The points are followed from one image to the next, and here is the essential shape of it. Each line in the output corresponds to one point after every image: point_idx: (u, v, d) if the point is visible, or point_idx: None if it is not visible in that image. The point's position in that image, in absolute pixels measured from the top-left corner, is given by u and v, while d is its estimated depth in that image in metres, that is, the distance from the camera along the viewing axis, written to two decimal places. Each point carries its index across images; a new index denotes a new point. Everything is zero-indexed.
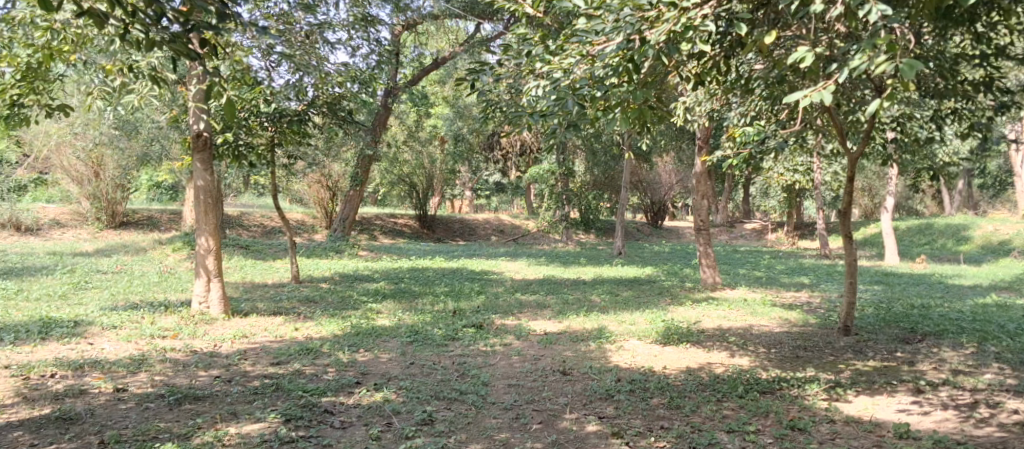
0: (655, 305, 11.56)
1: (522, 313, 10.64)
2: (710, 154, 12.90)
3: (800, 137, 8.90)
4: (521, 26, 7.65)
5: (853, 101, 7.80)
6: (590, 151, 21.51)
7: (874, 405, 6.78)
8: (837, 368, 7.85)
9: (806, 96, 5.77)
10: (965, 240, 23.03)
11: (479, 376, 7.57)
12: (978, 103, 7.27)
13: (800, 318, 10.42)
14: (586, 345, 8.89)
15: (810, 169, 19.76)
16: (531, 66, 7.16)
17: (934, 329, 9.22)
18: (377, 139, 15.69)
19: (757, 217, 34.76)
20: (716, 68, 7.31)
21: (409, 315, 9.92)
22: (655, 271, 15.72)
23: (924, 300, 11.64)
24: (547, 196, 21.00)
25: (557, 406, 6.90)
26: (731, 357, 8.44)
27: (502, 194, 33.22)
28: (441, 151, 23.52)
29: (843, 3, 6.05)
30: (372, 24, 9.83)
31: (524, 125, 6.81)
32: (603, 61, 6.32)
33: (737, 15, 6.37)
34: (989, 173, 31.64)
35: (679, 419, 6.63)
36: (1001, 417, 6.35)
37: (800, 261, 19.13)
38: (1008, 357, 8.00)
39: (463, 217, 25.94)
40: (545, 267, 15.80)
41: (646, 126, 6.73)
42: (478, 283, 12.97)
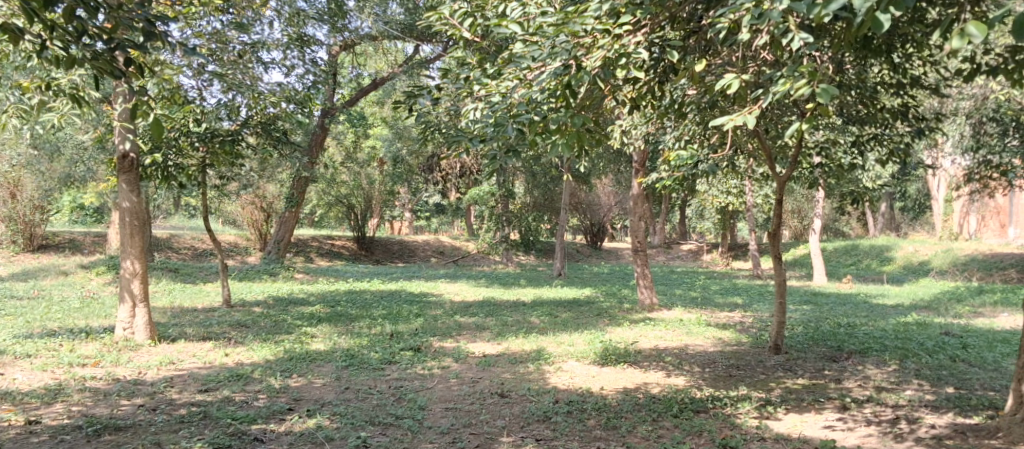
0: (593, 325, 11.64)
1: (461, 336, 10.59)
2: (647, 176, 13.10)
3: (731, 161, 9.13)
4: (459, 50, 7.70)
5: (779, 126, 8.08)
6: (530, 172, 21.59)
7: (802, 423, 6.92)
8: (768, 386, 8.02)
9: (732, 119, 5.95)
10: (888, 261, 23.83)
11: (416, 400, 7.50)
12: (897, 130, 7.61)
13: (733, 337, 10.63)
14: (524, 367, 8.90)
15: (743, 191, 20.08)
16: (470, 89, 7.18)
17: (859, 348, 9.50)
18: (313, 159, 15.50)
19: (693, 238, 35.39)
20: (651, 93, 7.47)
21: (345, 339, 9.78)
22: (594, 292, 15.87)
23: (850, 319, 11.98)
24: (488, 218, 21.26)
25: (493, 429, 6.87)
26: (667, 376, 8.55)
27: (442, 216, 33.12)
28: (380, 172, 23.39)
29: (769, 33, 6.33)
30: (308, 45, 9.73)
31: (462, 148, 6.81)
32: (540, 86, 6.43)
33: (668, 43, 6.60)
34: (910, 196, 32.81)
35: (615, 440, 6.67)
36: (919, 432, 6.48)
37: (735, 281, 19.51)
38: (927, 373, 8.30)
39: (403, 239, 25.76)
40: (485, 289, 15.75)
41: (582, 150, 6.82)
42: (417, 305, 12.86)
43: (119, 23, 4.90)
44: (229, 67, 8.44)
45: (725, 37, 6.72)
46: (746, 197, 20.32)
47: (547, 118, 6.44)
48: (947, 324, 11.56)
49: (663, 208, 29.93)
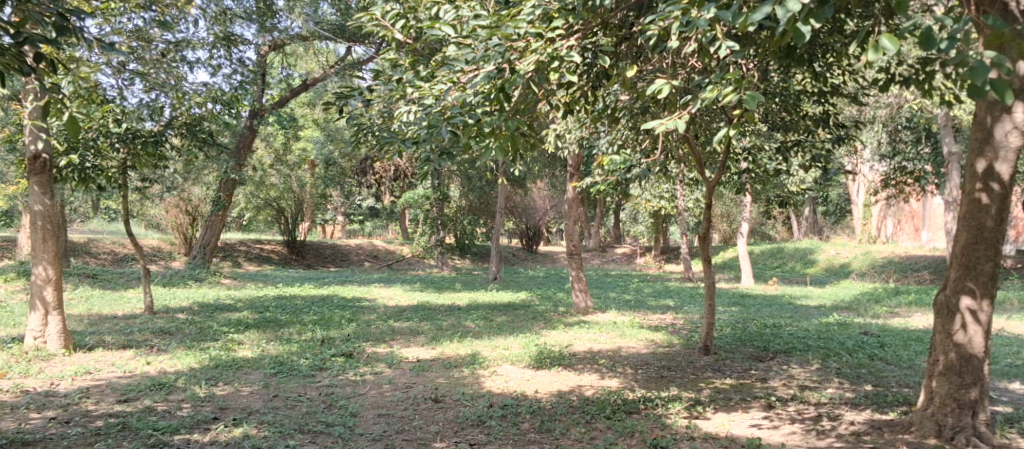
0: (528, 329, 11.67)
1: (394, 340, 10.49)
2: (581, 179, 13.20)
3: (662, 166, 9.24)
4: (391, 51, 7.60)
5: (709, 131, 8.23)
6: (464, 176, 21.52)
7: (730, 422, 7.05)
8: (697, 386, 8.16)
9: (662, 124, 6.04)
10: (812, 263, 24.56)
11: (347, 406, 7.40)
12: (819, 137, 7.86)
13: (665, 339, 10.79)
14: (459, 371, 8.86)
15: (675, 196, 20.46)
16: (403, 91, 7.07)
17: (783, 348, 9.75)
18: (241, 162, 15.15)
19: (627, 241, 35.84)
20: (584, 98, 7.52)
21: (273, 345, 9.58)
22: (529, 295, 15.90)
23: (775, 319, 12.30)
24: (423, 222, 21.00)
25: (426, 435, 6.81)
26: (601, 378, 8.61)
27: (376, 220, 32.77)
28: (311, 176, 23.05)
29: (698, 40, 6.50)
30: (235, 44, 9.50)
31: (395, 150, 6.70)
32: (474, 89, 6.42)
33: (600, 48, 6.68)
34: (832, 202, 33.93)
35: (549, 443, 6.68)
36: (840, 429, 6.65)
37: (667, 284, 19.81)
38: (847, 372, 8.56)
39: (335, 243, 25.40)
40: (419, 293, 15.62)
41: (516, 153, 6.80)
42: (349, 310, 12.71)
43: (28, 18, 4.67)
44: (151, 66, 8.08)
45: (656, 42, 6.84)
46: (677, 200, 20.67)
47: (481, 121, 6.38)
48: (866, 324, 11.96)
49: (597, 212, 30.29)
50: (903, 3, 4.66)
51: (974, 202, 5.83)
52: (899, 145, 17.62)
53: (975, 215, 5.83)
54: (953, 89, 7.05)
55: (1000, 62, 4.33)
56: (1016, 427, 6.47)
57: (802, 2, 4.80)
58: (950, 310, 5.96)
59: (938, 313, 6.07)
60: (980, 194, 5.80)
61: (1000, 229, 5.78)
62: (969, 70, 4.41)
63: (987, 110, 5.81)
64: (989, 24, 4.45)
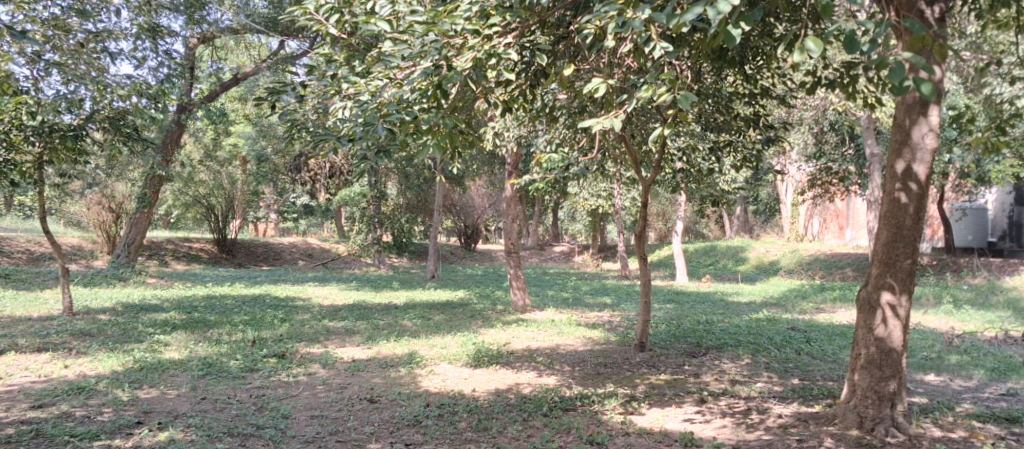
0: (466, 327, 11.61)
1: (329, 340, 10.32)
2: (519, 178, 13.20)
3: (599, 165, 9.28)
4: (325, 46, 7.44)
5: (644, 130, 8.32)
6: (402, 173, 21.29)
7: (664, 417, 7.12)
8: (633, 382, 8.23)
9: (598, 123, 6.06)
10: (743, 261, 25.09)
11: (278, 408, 7.23)
12: (750, 137, 8.04)
13: (602, 336, 10.87)
14: (395, 371, 8.75)
15: (612, 194, 20.65)
16: (338, 87, 6.93)
17: (716, 343, 9.92)
18: (168, 158, 14.68)
19: (565, 239, 36.07)
20: (522, 96, 7.51)
21: (202, 347, 9.31)
22: (467, 294, 15.83)
23: (708, 316, 12.52)
24: (359, 219, 20.72)
25: (361, 436, 6.71)
26: (538, 377, 8.61)
27: (310, 217, 32.27)
28: (242, 173, 22.57)
29: (633, 41, 6.58)
30: (161, 36, 9.20)
31: (329, 147, 6.55)
32: (410, 86, 6.34)
33: (537, 47, 6.70)
34: (762, 201, 34.73)
35: (486, 441, 6.64)
36: (768, 422, 6.78)
37: (604, 282, 19.97)
38: (776, 366, 8.75)
39: (268, 241, 24.91)
40: (355, 292, 15.42)
41: (452, 151, 6.76)
42: (282, 310, 12.44)
43: None
44: (70, 56, 7.91)
45: (592, 42, 6.89)
46: (614, 199, 20.87)
47: (417, 118, 6.30)
48: (794, 320, 12.27)
49: (536, 211, 30.40)
50: (828, 7, 4.78)
51: (894, 201, 5.99)
52: (824, 147, 18.21)
53: (894, 214, 5.99)
54: (876, 92, 7.29)
55: (918, 64, 4.47)
56: (931, 417, 6.70)
57: (732, 4, 4.86)
58: (872, 305, 6.12)
59: (859, 308, 6.23)
60: (899, 194, 5.97)
61: (918, 227, 5.96)
62: (888, 71, 4.55)
63: (905, 112, 5.98)
64: (907, 27, 4.61)
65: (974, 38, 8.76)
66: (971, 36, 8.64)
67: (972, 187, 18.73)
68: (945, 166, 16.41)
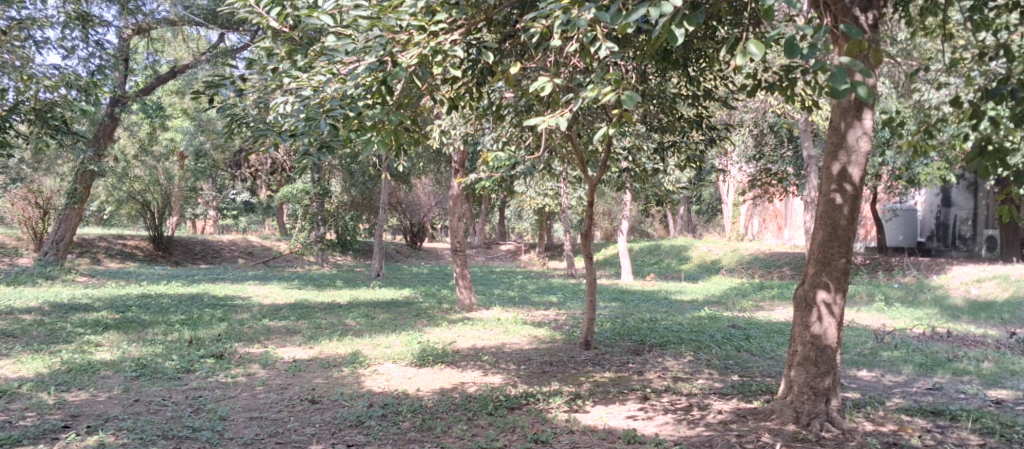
0: (410, 326, 11.50)
1: (269, 340, 10.10)
2: (466, 176, 13.14)
3: (546, 163, 9.28)
4: (267, 39, 7.28)
5: (590, 130, 8.37)
6: (346, 171, 21.00)
7: (608, 414, 7.14)
8: (578, 380, 8.25)
9: (544, 121, 6.02)
10: (686, 260, 25.42)
11: (216, 410, 7.05)
12: (694, 138, 8.15)
13: (547, 335, 10.87)
14: (338, 371, 8.62)
15: (558, 193, 20.72)
16: (279, 82, 6.77)
17: (659, 341, 10.01)
18: (100, 151, 14.22)
19: (512, 237, 36.10)
20: (469, 94, 7.50)
21: (135, 347, 9.03)
22: (412, 292, 15.71)
23: (652, 314, 12.63)
24: (302, 217, 20.38)
25: (301, 437, 6.57)
26: (484, 375, 8.57)
27: (251, 214, 31.67)
28: (179, 169, 22.03)
29: (579, 40, 6.59)
30: (91, 25, 8.90)
31: (271, 143, 6.35)
32: (354, 81, 6.19)
33: (484, 44, 6.66)
34: (706, 201, 35.27)
35: (430, 441, 6.56)
36: (708, 418, 6.85)
37: (550, 280, 20.05)
38: (717, 363, 8.87)
39: (206, 239, 24.37)
40: (297, 291, 15.17)
41: (398, 148, 6.69)
42: (221, 309, 12.16)
43: None
44: None
45: (539, 40, 6.88)
46: (561, 198, 20.93)
47: (362, 115, 6.20)
48: (734, 317, 12.45)
49: (483, 210, 30.35)
50: (767, 10, 4.83)
51: (829, 202, 6.10)
52: (764, 148, 18.61)
53: (829, 214, 6.10)
54: (813, 95, 7.49)
55: (855, 67, 4.54)
56: (863, 412, 6.86)
57: (675, 5, 4.89)
58: (808, 303, 6.22)
59: (796, 306, 6.32)
60: (834, 195, 6.08)
61: (852, 227, 6.08)
62: (827, 73, 4.62)
63: (841, 116, 6.09)
64: (844, 31, 4.69)
65: (906, 45, 9.01)
66: (903, 42, 8.88)
67: (902, 189, 19.31)
68: (879, 168, 16.87)
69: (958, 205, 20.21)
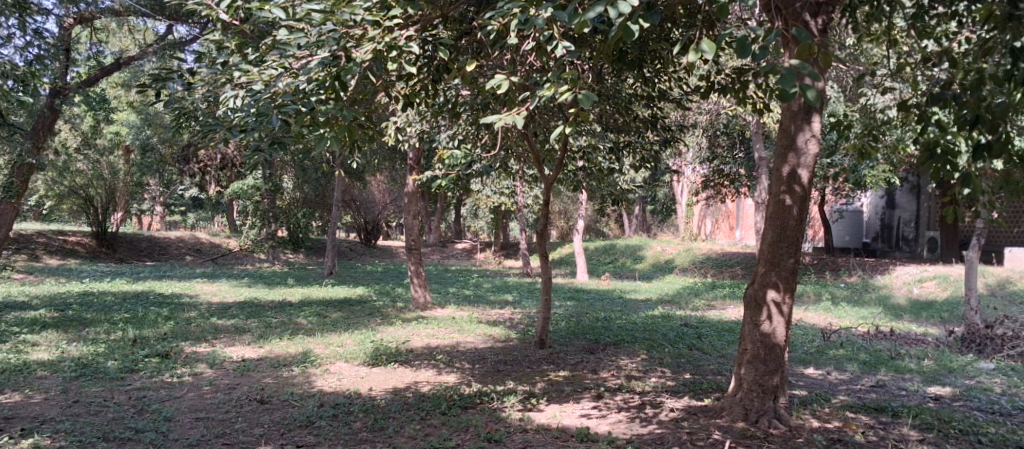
0: (364, 325, 11.37)
1: (217, 339, 9.89)
2: (421, 174, 13.04)
3: (502, 161, 9.27)
4: (217, 32, 7.11)
5: (546, 130, 8.40)
6: (299, 167, 20.68)
7: (561, 413, 7.13)
8: (533, 379, 8.23)
9: (500, 120, 5.97)
10: (640, 259, 25.62)
11: (160, 410, 6.86)
12: (648, 138, 8.25)
13: (502, 333, 10.84)
14: (288, 371, 8.47)
15: (514, 192, 20.70)
16: (229, 75, 6.58)
17: (613, 340, 10.05)
18: (37, 145, 13.23)
19: (468, 236, 36.04)
20: (425, 91, 7.48)
21: (75, 347, 8.77)
22: (366, 291, 15.55)
23: (606, 313, 12.68)
24: (252, 214, 20.05)
25: (249, 438, 6.43)
26: (437, 374, 8.50)
27: (200, 210, 31.07)
28: (125, 163, 21.48)
29: (535, 38, 6.54)
30: (29, 14, 8.60)
31: (219, 139, 6.16)
32: (306, 76, 6.04)
33: (440, 41, 6.60)
34: (660, 201, 35.63)
35: (382, 441, 6.46)
36: (660, 415, 6.89)
37: (504, 279, 20.04)
38: (669, 361, 8.93)
39: (153, 235, 23.83)
40: (247, 289, 14.91)
41: (352, 144, 6.63)
42: (167, 307, 11.89)
43: None
44: None
45: (495, 38, 6.84)
46: (517, 197, 20.91)
47: (315, 110, 6.06)
48: (686, 316, 12.58)
49: (438, 208, 30.22)
50: (722, 10, 4.85)
51: (778, 203, 6.17)
52: (717, 150, 18.84)
53: (779, 214, 6.16)
54: (765, 98, 7.65)
55: (805, 70, 4.58)
56: (810, 409, 6.96)
57: (632, 5, 4.86)
58: (758, 302, 6.27)
59: (747, 306, 6.37)
60: (784, 197, 6.14)
61: (800, 228, 6.15)
62: (779, 75, 4.64)
63: (791, 118, 6.15)
64: (795, 35, 4.74)
65: (853, 50, 9.20)
66: (850, 47, 9.04)
67: (849, 190, 19.71)
68: (827, 169, 17.17)
69: (902, 206, 20.72)
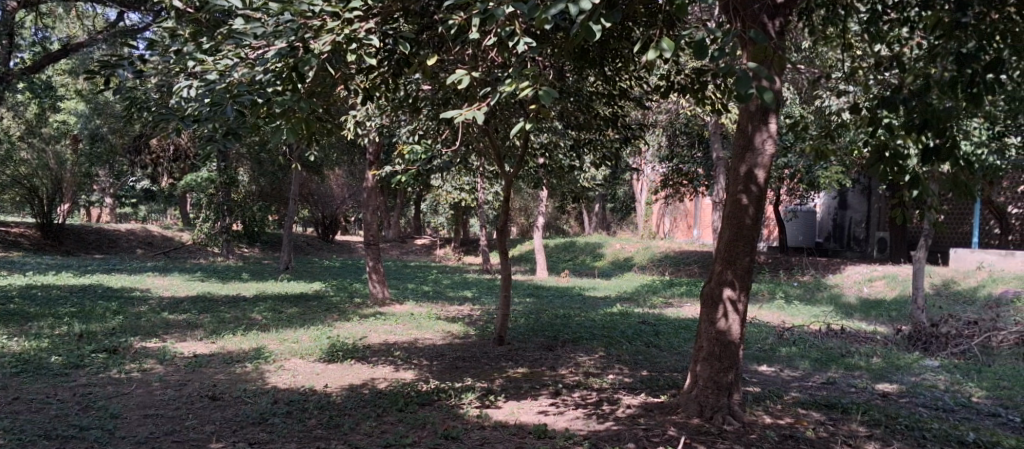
0: (320, 321, 11.24)
1: (168, 335, 9.68)
2: (381, 169, 12.91)
3: (463, 157, 9.23)
4: (170, 19, 6.93)
5: (507, 126, 8.34)
6: (256, 160, 20.35)
7: (519, 410, 7.09)
8: (491, 376, 8.19)
9: (461, 115, 5.93)
10: (599, 256, 25.75)
11: (107, 407, 6.69)
12: (608, 136, 8.30)
13: (461, 330, 10.78)
14: (241, 367, 8.31)
15: (475, 188, 20.63)
16: (182, 65, 6.41)
17: (572, 337, 10.05)
18: None
19: (428, 233, 35.93)
20: (385, 85, 7.42)
21: (16, 342, 8.50)
22: (323, 286, 15.36)
23: (565, 310, 12.69)
24: (206, 207, 19.69)
25: (199, 436, 6.28)
26: (395, 371, 8.41)
27: (152, 202, 30.43)
28: (73, 153, 20.91)
29: (497, 34, 6.49)
30: None
31: (172, 130, 6.01)
32: (263, 67, 5.89)
33: (401, 35, 6.51)
34: (620, 199, 35.89)
35: (337, 439, 6.36)
36: (617, 412, 6.89)
37: (464, 275, 19.96)
38: (627, 359, 8.96)
39: (102, 227, 23.27)
40: (200, 283, 14.63)
41: (309, 137, 6.52)
42: (116, 302, 11.61)
43: None
44: None
45: (457, 32, 6.78)
46: (477, 193, 20.87)
47: (271, 101, 5.92)
48: (644, 313, 12.65)
49: (398, 203, 30.03)
50: (682, 9, 4.87)
51: (736, 202, 6.20)
52: (676, 149, 19.01)
53: (736, 213, 6.20)
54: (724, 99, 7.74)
55: (760, 73, 4.63)
56: (762, 405, 7.02)
57: (593, 2, 4.84)
58: (714, 300, 6.30)
59: (703, 303, 6.40)
60: (740, 196, 6.18)
61: (756, 228, 6.19)
62: (736, 77, 4.67)
63: (748, 119, 6.19)
64: (751, 37, 4.78)
65: (809, 54, 9.32)
66: (805, 49, 9.14)
67: (803, 191, 19.99)
68: (782, 170, 17.39)
69: (853, 207, 21.12)
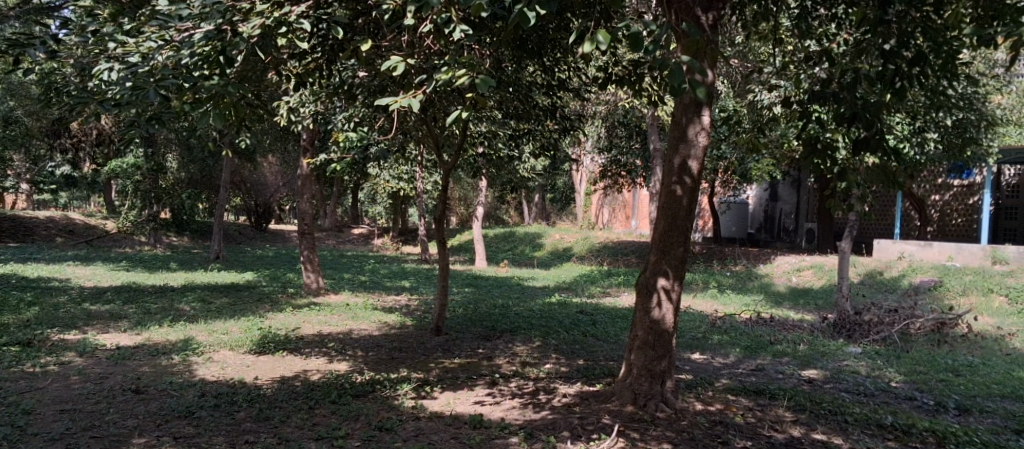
0: (252, 311, 10.97)
1: (89, 326, 9.32)
2: (316, 156, 12.68)
3: (400, 145, 9.09)
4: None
5: (445, 114, 8.21)
6: (186, 146, 19.75)
7: (456, 400, 7.02)
8: (426, 367, 8.10)
9: (396, 102, 5.81)
10: (538, 246, 25.82)
11: (19, 403, 6.40)
12: (547, 126, 8.27)
13: (398, 320, 10.63)
14: (167, 359, 8.05)
15: (413, 178, 20.47)
16: (102, 45, 6.12)
17: (510, 327, 10.01)
18: None
19: (366, 222, 35.55)
20: (319, 71, 7.24)
21: None
22: (255, 276, 15.00)
23: (503, 300, 12.65)
24: (133, 194, 19.04)
25: (120, 431, 6.05)
26: (328, 362, 8.25)
27: (75, 189, 29.30)
28: None
29: (433, 21, 6.40)
30: None
31: (91, 114, 5.72)
32: (189, 49, 5.61)
33: (334, 19, 6.36)
34: (559, 191, 36.05)
35: (266, 432, 6.20)
36: (553, 401, 6.89)
37: (402, 265, 19.80)
38: (564, 348, 8.96)
39: (17, 214, 22.31)
40: (124, 273, 14.15)
41: (238, 122, 6.30)
42: (32, 292, 11.13)
43: None
44: None
45: (392, 19, 6.66)
46: (416, 183, 20.69)
47: (197, 84, 5.69)
48: (582, 303, 12.70)
49: (335, 192, 29.62)
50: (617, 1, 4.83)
51: (670, 193, 6.23)
52: (614, 140, 19.13)
53: (669, 204, 6.23)
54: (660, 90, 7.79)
55: (694, 66, 4.62)
56: (695, 392, 7.10)
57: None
58: (648, 289, 6.32)
59: (637, 292, 6.41)
60: (675, 187, 6.21)
61: (690, 218, 6.24)
62: (670, 69, 4.65)
63: (682, 111, 6.21)
64: (685, 30, 4.79)
65: (743, 48, 9.43)
66: (739, 43, 9.25)
67: (738, 183, 20.34)
68: (716, 161, 17.64)
69: (784, 199, 21.61)
